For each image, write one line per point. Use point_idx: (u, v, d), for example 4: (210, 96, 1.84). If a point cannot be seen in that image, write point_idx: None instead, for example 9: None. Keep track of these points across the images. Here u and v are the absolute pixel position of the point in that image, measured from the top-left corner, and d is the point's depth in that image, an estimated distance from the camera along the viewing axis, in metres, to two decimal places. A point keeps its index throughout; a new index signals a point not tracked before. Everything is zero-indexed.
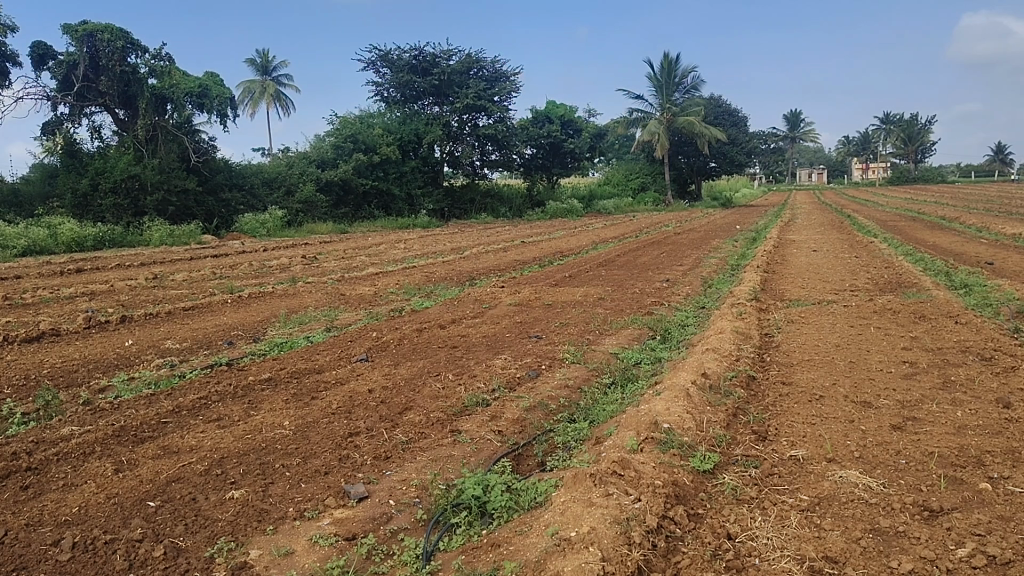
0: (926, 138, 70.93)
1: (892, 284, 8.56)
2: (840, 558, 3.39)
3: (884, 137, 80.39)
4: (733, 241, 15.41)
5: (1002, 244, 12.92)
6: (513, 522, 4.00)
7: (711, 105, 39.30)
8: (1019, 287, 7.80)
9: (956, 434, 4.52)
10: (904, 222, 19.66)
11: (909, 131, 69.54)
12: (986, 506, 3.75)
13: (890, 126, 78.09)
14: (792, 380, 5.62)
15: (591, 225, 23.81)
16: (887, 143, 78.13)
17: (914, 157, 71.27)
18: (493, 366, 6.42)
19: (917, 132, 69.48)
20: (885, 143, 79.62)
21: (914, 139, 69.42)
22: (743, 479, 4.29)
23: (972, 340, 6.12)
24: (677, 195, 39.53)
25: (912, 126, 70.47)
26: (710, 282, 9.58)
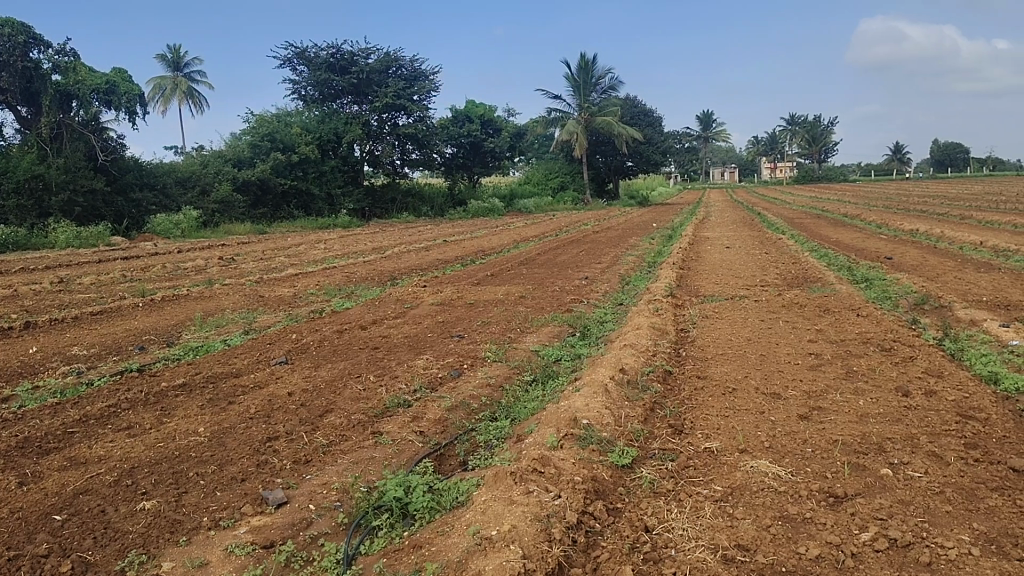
0: (830, 138, 73.67)
1: (799, 279, 8.87)
2: (752, 546, 3.51)
3: (792, 138, 83.13)
4: (650, 238, 15.77)
5: (900, 239, 13.59)
6: (435, 522, 3.99)
7: (628, 104, 39.96)
8: (916, 281, 8.18)
9: (859, 422, 4.71)
10: (810, 219, 20.47)
11: (814, 132, 72.04)
12: (887, 491, 3.93)
13: (798, 127, 80.82)
14: (707, 374, 5.77)
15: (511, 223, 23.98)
16: (795, 143, 80.87)
17: (820, 157, 74.12)
18: (415, 366, 6.39)
19: (822, 133, 72.28)
20: (793, 143, 82.47)
21: (819, 141, 72.07)
22: (660, 473, 4.38)
23: (873, 331, 6.39)
24: (596, 194, 40.08)
25: (816, 127, 72.94)
26: (628, 279, 9.74)
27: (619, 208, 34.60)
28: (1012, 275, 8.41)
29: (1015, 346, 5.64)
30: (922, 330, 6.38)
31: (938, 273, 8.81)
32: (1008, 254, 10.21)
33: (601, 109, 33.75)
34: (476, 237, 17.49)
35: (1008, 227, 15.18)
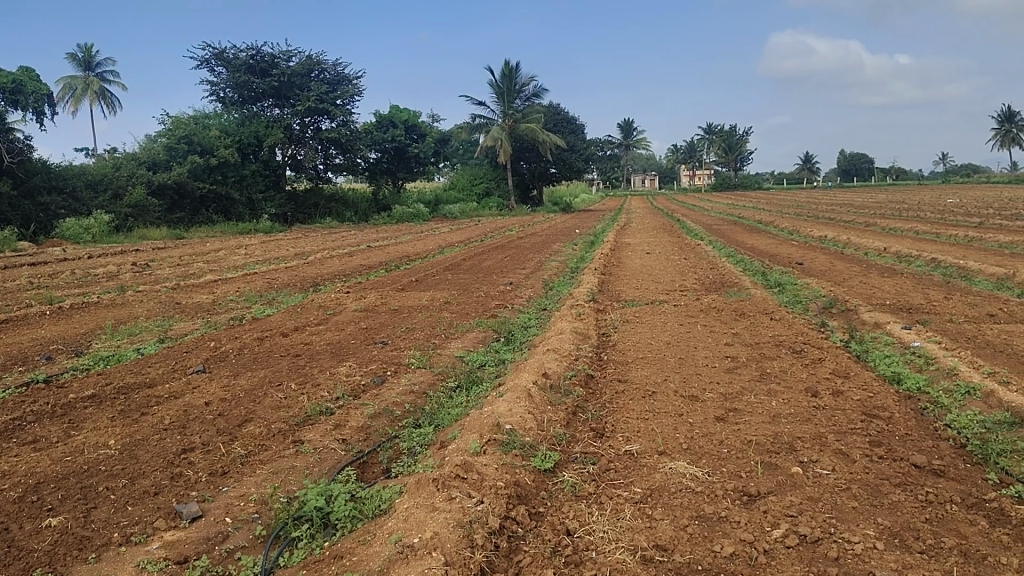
0: (745, 147, 75.81)
1: (716, 284, 9.11)
2: (669, 546, 3.58)
3: (710, 147, 85.35)
4: (573, 244, 15.93)
5: (811, 245, 14.10)
6: (357, 531, 3.94)
7: (551, 111, 40.38)
8: (824, 285, 8.50)
9: (772, 423, 4.86)
10: (726, 226, 21.03)
11: (731, 140, 74.10)
12: (798, 489, 4.06)
13: (716, 136, 83.05)
14: (627, 377, 5.86)
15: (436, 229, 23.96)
16: (713, 152, 83.04)
17: (735, 166, 76.37)
18: (338, 373, 6.30)
19: (738, 143, 74.47)
20: (711, 152, 84.68)
21: (735, 149, 74.13)
22: (581, 476, 4.43)
23: (785, 334, 6.61)
24: (521, 200, 40.28)
25: (732, 136, 75.00)
26: (551, 284, 9.82)
27: (543, 213, 34.93)
28: (912, 280, 8.83)
29: (915, 347, 5.92)
30: (831, 332, 6.63)
31: (845, 277, 9.17)
32: (909, 259, 10.74)
33: (525, 115, 34.02)
34: (401, 242, 17.34)
35: (910, 234, 15.95)
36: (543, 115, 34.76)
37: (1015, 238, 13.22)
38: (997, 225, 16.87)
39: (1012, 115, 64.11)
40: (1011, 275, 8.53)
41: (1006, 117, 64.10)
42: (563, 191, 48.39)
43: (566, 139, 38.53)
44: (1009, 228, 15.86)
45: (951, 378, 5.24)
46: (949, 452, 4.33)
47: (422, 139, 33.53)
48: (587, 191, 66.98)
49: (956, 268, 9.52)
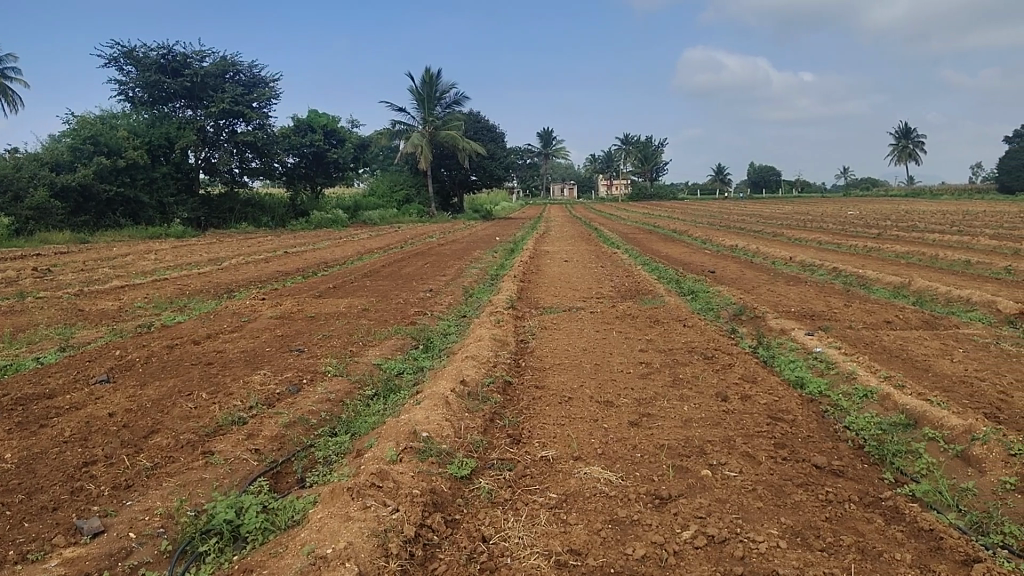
0: (661, 158, 77.57)
1: (632, 291, 9.28)
2: (583, 550, 3.62)
3: (626, 158, 87.07)
4: (493, 252, 15.95)
5: (723, 254, 14.50)
6: (268, 544, 3.84)
7: (471, 119, 40.53)
8: (735, 293, 8.77)
9: (684, 427, 4.98)
10: (641, 236, 21.46)
11: (647, 151, 75.69)
12: (707, 490, 4.17)
13: (633, 147, 84.81)
14: (544, 384, 5.91)
15: (353, 235, 23.69)
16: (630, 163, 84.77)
17: (650, 176, 78.15)
18: (251, 382, 6.14)
19: (653, 153, 76.15)
20: (627, 163, 86.40)
21: (650, 160, 75.74)
22: (498, 483, 4.44)
23: (697, 340, 6.79)
24: (441, 207, 40.24)
25: (648, 147, 76.61)
26: (471, 292, 9.82)
27: (464, 221, 35.00)
28: (816, 288, 9.19)
29: (819, 352, 6.16)
30: (740, 338, 6.85)
31: (754, 286, 9.47)
32: (813, 269, 11.18)
33: (445, 122, 34.03)
34: (319, 248, 17.10)
35: (815, 244, 16.62)
36: (463, 122, 34.80)
37: (910, 249, 13.92)
38: (895, 236, 17.74)
39: (906, 133, 67.75)
40: (906, 283, 8.99)
41: (901, 135, 67.74)
42: (483, 198, 48.33)
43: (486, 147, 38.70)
44: (905, 239, 16.72)
45: (850, 381, 5.47)
46: (848, 452, 4.52)
47: (341, 145, 33.13)
48: (507, 198, 67.34)
49: (855, 277, 9.97)
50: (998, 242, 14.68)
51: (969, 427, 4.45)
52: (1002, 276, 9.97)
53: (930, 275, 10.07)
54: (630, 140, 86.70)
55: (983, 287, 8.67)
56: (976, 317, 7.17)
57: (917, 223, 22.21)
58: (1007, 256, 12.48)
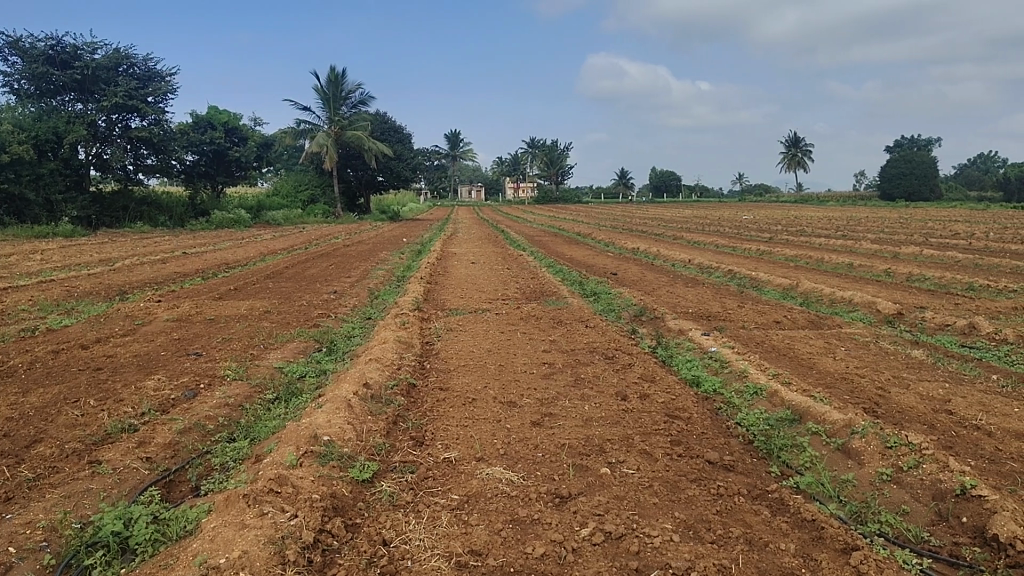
0: (566, 162, 78.66)
1: (537, 293, 9.37)
2: (484, 550, 3.63)
3: (532, 162, 87.84)
4: (399, 253, 15.82)
5: (625, 256, 14.81)
6: (158, 555, 3.68)
7: (378, 120, 40.12)
8: (636, 294, 8.98)
9: (584, 426, 5.06)
10: (547, 237, 21.77)
11: (552, 155, 76.61)
12: (605, 488, 4.25)
13: (540, 150, 85.75)
14: (448, 385, 5.90)
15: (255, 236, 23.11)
16: (536, 166, 85.65)
17: (557, 179, 79.10)
18: (144, 388, 5.89)
19: (560, 157, 77.16)
20: (533, 167, 87.24)
21: (556, 164, 76.66)
22: (400, 485, 4.41)
23: (598, 341, 6.91)
24: (348, 208, 39.69)
25: (554, 151, 77.51)
26: (377, 293, 9.73)
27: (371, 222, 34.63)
28: (712, 289, 9.50)
29: (713, 351, 6.36)
30: (640, 338, 7.01)
31: (654, 287, 9.72)
32: (710, 271, 11.55)
33: (351, 122, 33.61)
34: (218, 248, 16.58)
35: (711, 247, 17.18)
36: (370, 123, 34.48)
37: (798, 252, 14.57)
38: (786, 240, 18.53)
39: (797, 141, 70.85)
40: (794, 284, 9.40)
41: (791, 143, 70.80)
42: (390, 199, 47.84)
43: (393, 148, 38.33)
44: (795, 243, 17.46)
45: (742, 379, 5.67)
46: (738, 447, 4.69)
47: (242, 143, 32.31)
48: (415, 200, 66.93)
49: (749, 279, 10.35)
50: (878, 245, 15.53)
51: (849, 422, 4.67)
52: (881, 278, 10.54)
53: (817, 277, 10.55)
54: (540, 143, 87.55)
55: (864, 288, 9.14)
56: (857, 317, 7.56)
57: (807, 228, 23.23)
58: (885, 259, 13.20)
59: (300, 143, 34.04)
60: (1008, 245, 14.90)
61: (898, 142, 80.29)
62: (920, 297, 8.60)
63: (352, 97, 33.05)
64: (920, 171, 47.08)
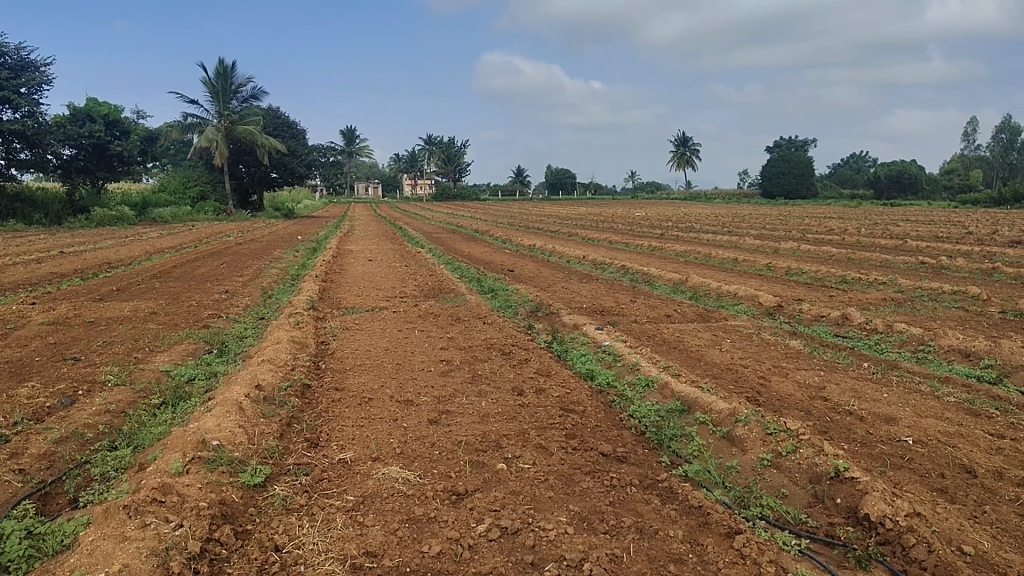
0: (463, 160, 78.65)
1: (434, 290, 9.35)
2: (379, 552, 3.58)
3: (428, 160, 87.39)
4: (294, 251, 15.47)
5: (521, 253, 14.96)
6: (31, 572, 3.46)
7: (269, 115, 39.02)
8: (532, 290, 9.08)
9: (481, 422, 5.07)
10: (445, 234, 21.79)
11: (449, 152, 76.46)
12: (502, 483, 4.27)
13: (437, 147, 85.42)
14: (344, 385, 5.82)
15: (140, 234, 22.13)
16: (434, 164, 85.30)
17: (454, 177, 78.98)
18: (17, 396, 5.54)
19: (457, 155, 77.09)
20: (431, 164, 86.86)
21: (453, 161, 76.56)
22: (293, 488, 4.30)
23: (495, 337, 6.94)
24: (240, 205, 38.49)
25: (450, 149, 77.38)
26: (269, 292, 9.48)
27: (266, 220, 33.68)
28: (605, 285, 9.71)
29: (607, 345, 6.50)
30: (537, 334, 7.09)
31: (550, 283, 9.85)
32: (604, 267, 11.79)
33: (241, 117, 32.65)
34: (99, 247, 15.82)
35: (605, 243, 17.58)
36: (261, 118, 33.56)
37: (687, 247, 15.06)
38: (675, 236, 19.13)
39: (686, 141, 73.15)
40: (683, 279, 9.70)
41: (680, 142, 73.00)
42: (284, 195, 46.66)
43: (287, 144, 37.37)
44: (684, 240, 18.03)
45: (635, 372, 5.81)
46: (631, 439, 4.80)
47: (125, 137, 30.83)
48: (310, 197, 65.54)
49: (641, 274, 10.61)
50: (760, 241, 16.25)
51: (734, 410, 4.86)
52: (763, 272, 11.01)
53: (704, 272, 10.93)
54: (439, 140, 87.20)
55: (747, 282, 9.53)
56: (741, 309, 7.88)
57: (696, 225, 24.00)
58: (766, 254, 13.80)
59: (187, 137, 32.78)
60: (877, 240, 15.83)
61: (779, 142, 84.21)
62: (798, 289, 9.04)
63: (243, 90, 32.12)
64: (798, 170, 49.42)
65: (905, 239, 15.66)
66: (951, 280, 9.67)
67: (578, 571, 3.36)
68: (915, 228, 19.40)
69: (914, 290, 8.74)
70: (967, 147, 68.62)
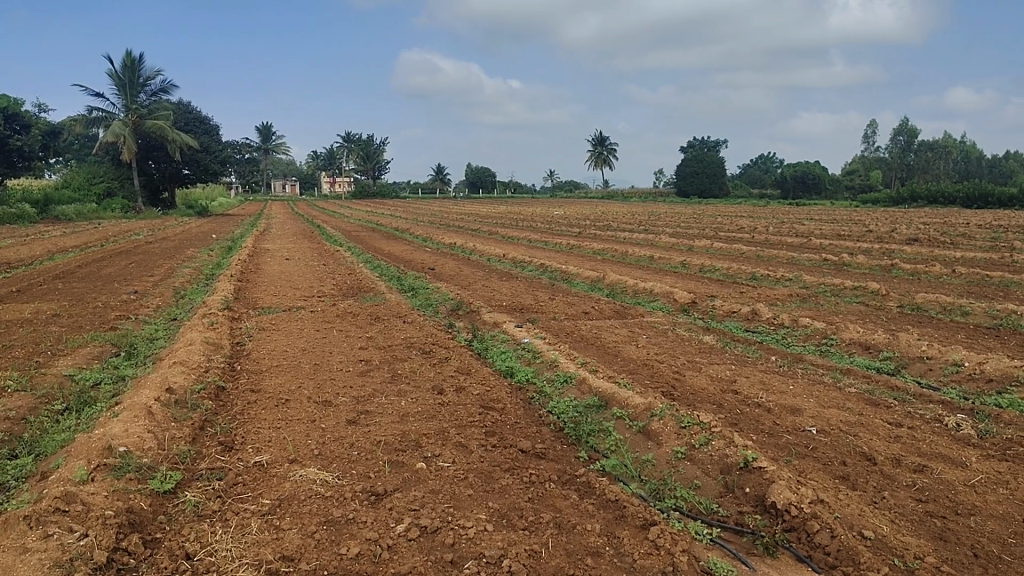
0: (382, 157, 77.87)
1: (354, 289, 9.25)
2: (295, 555, 3.52)
3: (347, 157, 86.19)
4: (208, 250, 15.06)
5: (441, 252, 14.90)
6: None
7: (180, 110, 37.81)
8: (453, 288, 9.08)
9: (400, 422, 5.04)
10: (365, 233, 21.52)
11: (367, 150, 75.55)
12: (421, 483, 4.26)
13: (357, 144, 84.34)
14: (260, 387, 5.69)
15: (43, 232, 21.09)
16: (354, 162, 84.20)
17: (372, 174, 78.15)
18: None
19: (374, 151, 76.36)
20: (351, 161, 85.70)
21: (372, 159, 75.72)
22: (206, 494, 4.18)
23: (416, 336, 6.91)
24: (149, 203, 37.18)
25: (368, 146, 76.52)
26: (181, 292, 9.20)
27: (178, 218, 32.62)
28: (525, 283, 9.79)
29: (526, 342, 6.55)
30: (457, 333, 7.09)
31: (470, 281, 9.86)
32: (523, 265, 11.88)
33: (150, 111, 31.56)
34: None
35: (525, 241, 17.70)
36: (171, 112, 32.50)
37: (604, 245, 15.30)
38: (594, 235, 19.39)
39: (603, 140, 74.23)
40: (601, 277, 9.85)
41: (597, 142, 74.02)
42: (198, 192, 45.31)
43: (200, 140, 36.28)
44: (602, 238, 18.31)
45: (553, 368, 5.88)
46: (550, 435, 4.85)
47: (24, 131, 29.37)
48: (225, 195, 63.81)
49: (560, 272, 10.73)
50: (675, 239, 16.62)
51: (649, 405, 4.97)
52: (678, 270, 11.28)
53: (621, 269, 11.13)
54: (360, 138, 86.09)
55: (662, 280, 9.75)
56: (657, 306, 8.05)
57: (614, 223, 24.39)
58: (680, 252, 14.15)
59: (92, 131, 31.45)
60: (784, 238, 16.42)
61: (692, 142, 86.39)
62: (711, 286, 9.29)
63: (152, 84, 31.04)
64: (710, 170, 50.79)
65: (810, 237, 16.28)
66: (853, 277, 10.10)
67: (496, 568, 3.37)
68: (821, 226, 20.20)
69: (819, 286, 9.10)
70: (867, 147, 71.87)
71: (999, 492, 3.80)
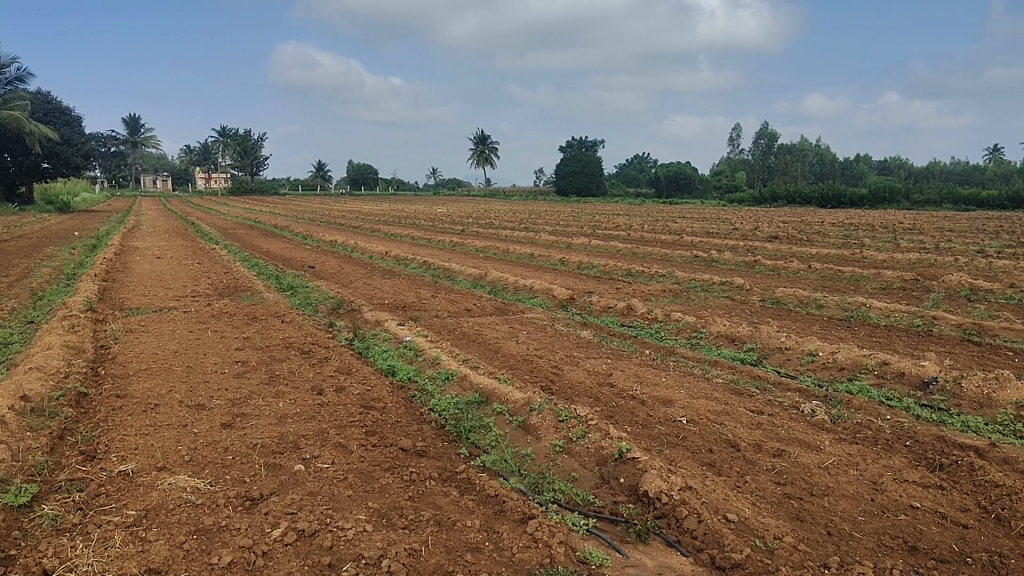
0: (261, 153, 75.52)
1: (230, 288, 8.95)
2: (163, 568, 3.36)
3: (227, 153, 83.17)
4: (70, 248, 14.21)
5: (321, 249, 14.61)
6: None
7: (39, 100, 35.52)
8: (333, 287, 8.93)
9: (278, 424, 4.91)
10: (243, 230, 20.87)
11: (245, 145, 73.05)
12: (298, 485, 4.16)
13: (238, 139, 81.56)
14: (127, 392, 5.42)
15: None
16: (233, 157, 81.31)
17: (252, 170, 75.63)
18: None
19: (253, 147, 73.98)
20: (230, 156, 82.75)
21: (252, 154, 73.40)
22: (65, 507, 3.93)
23: (294, 336, 6.75)
24: (4, 198, 34.71)
25: (247, 141, 74.10)
26: (40, 293, 8.65)
27: (36, 214, 30.54)
28: (407, 281, 9.73)
29: (408, 340, 6.51)
30: (338, 331, 6.98)
31: (351, 279, 9.72)
32: (406, 262, 11.80)
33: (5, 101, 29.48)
34: None
35: (408, 239, 17.61)
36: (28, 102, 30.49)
37: (487, 243, 15.39)
38: (477, 233, 19.50)
39: (485, 139, 74.54)
40: (482, 274, 9.91)
41: (478, 140, 74.13)
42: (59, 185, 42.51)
43: (61, 132, 34.17)
44: (485, 236, 18.42)
45: (434, 366, 5.87)
46: (430, 433, 4.84)
47: None
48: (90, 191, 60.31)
49: (441, 270, 10.73)
50: (556, 236, 16.91)
51: (528, 400, 5.05)
52: (558, 266, 11.48)
53: (502, 266, 11.23)
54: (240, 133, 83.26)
55: (542, 276, 9.91)
56: (537, 302, 8.17)
57: (496, 221, 24.55)
58: (560, 249, 14.41)
59: None
60: (659, 235, 16.98)
61: (574, 142, 88.07)
62: (587, 282, 9.51)
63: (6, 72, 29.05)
64: (588, 169, 51.88)
65: (682, 235, 16.93)
66: (720, 272, 10.57)
67: (376, 569, 3.33)
68: (693, 224, 21.07)
69: (690, 281, 9.48)
70: (735, 150, 75.32)
71: (850, 473, 4.06)
